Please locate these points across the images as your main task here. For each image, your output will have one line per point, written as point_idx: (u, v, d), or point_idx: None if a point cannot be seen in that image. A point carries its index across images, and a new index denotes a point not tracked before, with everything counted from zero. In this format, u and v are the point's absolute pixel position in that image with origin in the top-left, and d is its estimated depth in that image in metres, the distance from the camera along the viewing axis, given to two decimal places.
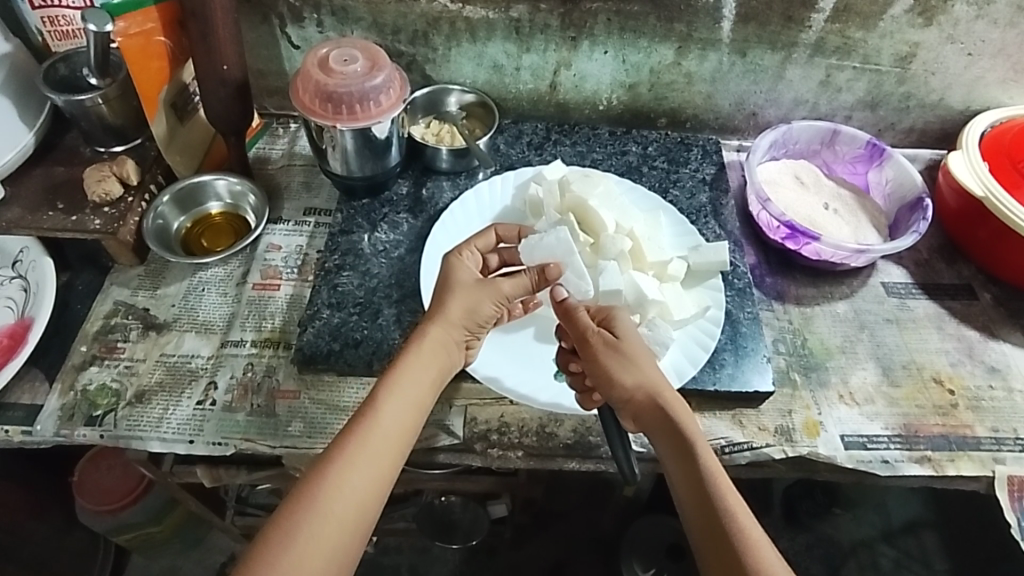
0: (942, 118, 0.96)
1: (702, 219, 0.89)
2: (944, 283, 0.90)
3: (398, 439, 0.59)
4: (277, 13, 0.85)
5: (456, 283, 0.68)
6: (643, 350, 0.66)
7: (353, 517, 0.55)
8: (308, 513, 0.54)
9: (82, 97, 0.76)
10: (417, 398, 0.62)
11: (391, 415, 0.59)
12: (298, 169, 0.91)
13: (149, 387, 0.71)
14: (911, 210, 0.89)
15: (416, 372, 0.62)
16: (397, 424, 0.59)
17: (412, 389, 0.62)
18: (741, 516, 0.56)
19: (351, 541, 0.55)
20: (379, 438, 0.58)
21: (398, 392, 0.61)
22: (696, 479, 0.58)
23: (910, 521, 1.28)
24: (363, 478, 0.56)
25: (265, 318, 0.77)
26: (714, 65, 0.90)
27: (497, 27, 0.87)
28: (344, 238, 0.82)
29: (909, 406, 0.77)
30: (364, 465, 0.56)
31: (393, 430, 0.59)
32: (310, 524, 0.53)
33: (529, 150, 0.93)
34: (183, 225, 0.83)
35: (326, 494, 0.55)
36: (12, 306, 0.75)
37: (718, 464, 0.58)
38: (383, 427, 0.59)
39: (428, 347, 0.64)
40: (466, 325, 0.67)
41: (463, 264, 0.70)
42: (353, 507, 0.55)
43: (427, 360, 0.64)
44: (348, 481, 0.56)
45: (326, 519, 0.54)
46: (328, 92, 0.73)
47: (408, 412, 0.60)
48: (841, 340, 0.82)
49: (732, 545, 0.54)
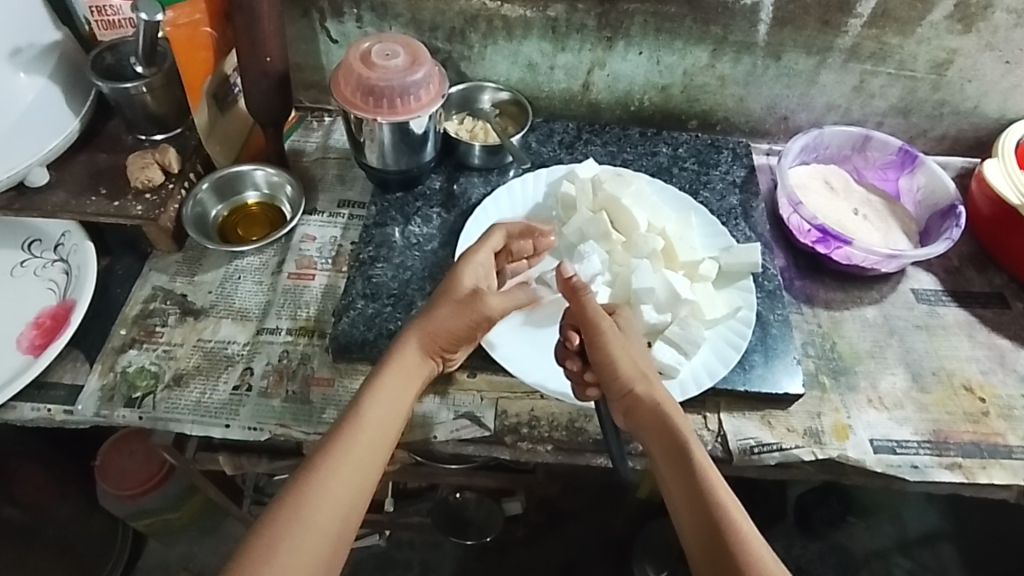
0: (976, 126, 0.96)
1: (732, 221, 0.89)
2: (975, 290, 0.89)
3: (378, 440, 0.59)
4: (318, 7, 0.87)
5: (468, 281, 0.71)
6: (632, 348, 0.68)
7: (341, 518, 0.55)
8: (298, 516, 0.53)
9: (128, 85, 0.78)
10: (400, 400, 0.62)
11: (380, 418, 0.60)
12: (333, 162, 0.93)
13: (187, 371, 0.73)
14: (943, 217, 0.89)
15: (401, 374, 0.63)
16: (376, 426, 0.60)
17: (398, 392, 0.62)
18: (731, 514, 0.56)
19: (338, 546, 0.54)
20: (364, 439, 0.58)
21: (382, 394, 0.61)
22: (682, 482, 0.58)
23: (927, 533, 1.27)
24: (350, 480, 0.56)
25: (300, 307, 0.78)
26: (748, 68, 0.90)
27: (534, 26, 0.87)
28: (378, 231, 0.83)
29: (939, 412, 0.77)
30: (352, 466, 0.57)
31: (379, 431, 0.59)
32: (299, 528, 0.53)
33: (560, 149, 0.94)
34: (221, 213, 0.84)
35: (316, 497, 0.54)
36: (53, 288, 0.77)
37: (706, 467, 0.59)
38: (371, 429, 0.59)
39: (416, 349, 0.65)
40: (469, 329, 0.68)
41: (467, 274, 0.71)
42: (341, 511, 0.55)
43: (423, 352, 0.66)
44: (335, 483, 0.56)
45: (316, 524, 0.54)
46: (370, 86, 0.75)
47: (391, 417, 0.61)
48: (870, 345, 0.82)
49: (722, 545, 0.54)
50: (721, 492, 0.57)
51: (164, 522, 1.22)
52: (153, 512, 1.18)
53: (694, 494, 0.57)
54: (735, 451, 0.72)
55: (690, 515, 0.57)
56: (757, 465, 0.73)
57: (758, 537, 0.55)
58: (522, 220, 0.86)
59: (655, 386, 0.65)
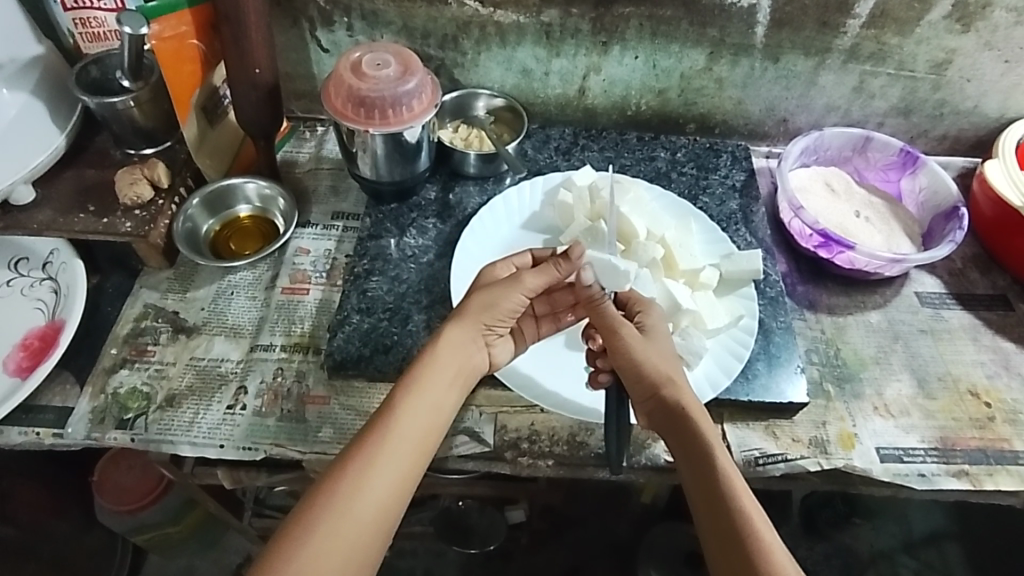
0: (977, 126, 0.94)
1: (732, 226, 0.88)
2: (979, 293, 0.88)
3: (419, 437, 0.59)
4: (308, 16, 0.85)
5: (490, 284, 0.68)
6: (665, 350, 0.66)
7: (373, 516, 0.55)
8: (326, 511, 0.54)
9: (114, 100, 0.76)
10: (437, 395, 0.61)
11: (413, 415, 0.59)
12: (326, 172, 0.91)
13: (179, 391, 0.71)
14: (946, 219, 0.88)
15: (437, 371, 0.63)
16: (416, 423, 0.59)
17: (435, 390, 0.62)
18: (753, 522, 0.54)
19: (372, 537, 0.55)
20: (399, 436, 0.58)
21: (421, 391, 0.61)
22: (702, 487, 0.57)
23: (931, 533, 1.26)
24: (383, 473, 0.56)
25: (294, 322, 0.77)
26: (746, 70, 0.89)
27: (528, 32, 0.86)
28: (373, 243, 0.82)
29: (945, 418, 0.76)
30: (384, 461, 0.57)
31: (413, 428, 0.59)
32: (328, 520, 0.53)
33: (557, 155, 0.93)
34: (213, 228, 0.82)
35: (345, 492, 0.55)
36: (42, 308, 0.75)
37: (730, 472, 0.57)
38: (402, 426, 0.58)
39: (450, 345, 0.64)
40: (487, 321, 0.67)
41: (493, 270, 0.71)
42: (372, 503, 0.55)
43: (447, 352, 0.64)
44: (366, 478, 0.56)
45: (344, 517, 0.54)
46: (360, 97, 0.73)
47: (432, 414, 0.60)
48: (875, 351, 0.81)
49: (741, 556, 0.53)
50: (744, 498, 0.55)
51: (163, 537, 1.20)
52: (153, 526, 1.17)
53: (716, 503, 0.56)
54: (739, 463, 0.71)
55: (712, 522, 0.55)
56: (762, 477, 0.72)
57: (781, 547, 0.53)
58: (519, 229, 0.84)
59: (684, 388, 0.62)
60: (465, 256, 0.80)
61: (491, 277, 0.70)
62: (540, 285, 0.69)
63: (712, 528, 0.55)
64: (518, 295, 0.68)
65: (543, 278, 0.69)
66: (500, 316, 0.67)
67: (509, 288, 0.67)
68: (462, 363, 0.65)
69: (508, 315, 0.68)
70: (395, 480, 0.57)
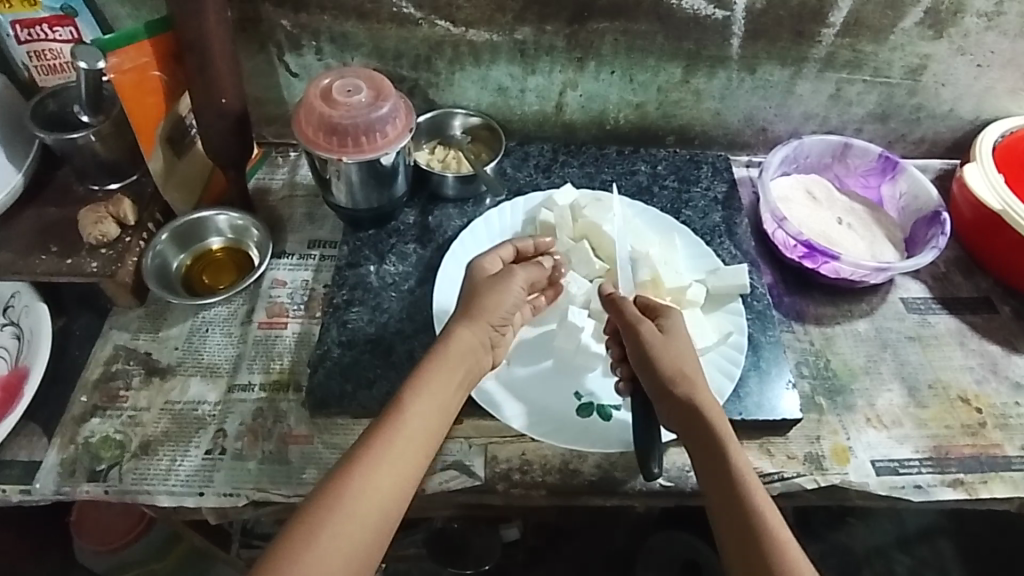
0: (953, 129, 0.94)
1: (717, 239, 0.87)
2: (963, 296, 0.88)
3: (424, 437, 0.58)
4: (275, 41, 0.83)
5: (487, 282, 0.69)
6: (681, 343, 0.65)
7: (378, 517, 0.54)
8: (335, 513, 0.53)
9: (74, 136, 0.74)
10: (444, 397, 0.61)
11: (420, 416, 0.59)
12: (301, 200, 0.89)
13: (155, 437, 0.68)
14: (928, 224, 0.88)
15: (443, 372, 0.62)
16: (421, 425, 0.59)
17: (440, 391, 0.61)
18: (765, 516, 0.54)
19: (375, 540, 0.54)
20: (407, 437, 0.57)
21: (426, 393, 0.60)
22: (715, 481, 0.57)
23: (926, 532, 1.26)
24: (390, 475, 0.56)
25: (273, 358, 0.74)
26: (723, 82, 0.88)
27: (502, 50, 0.84)
28: (351, 272, 0.80)
29: (937, 427, 0.76)
30: (391, 462, 0.56)
31: (419, 429, 0.58)
32: (335, 522, 0.53)
33: (537, 173, 0.91)
34: (183, 263, 0.79)
35: (354, 494, 0.54)
36: (4, 355, 0.72)
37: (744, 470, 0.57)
38: (409, 427, 0.58)
39: (460, 346, 0.64)
40: (494, 322, 0.67)
41: (486, 263, 0.71)
42: (378, 505, 0.54)
43: (456, 349, 0.63)
44: (373, 480, 0.55)
45: (351, 519, 0.53)
46: (333, 124, 0.71)
47: (436, 416, 0.60)
48: (864, 361, 0.81)
49: (757, 550, 0.53)
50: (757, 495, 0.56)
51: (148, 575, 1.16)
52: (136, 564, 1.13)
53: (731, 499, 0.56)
54: None
55: (721, 517, 0.56)
56: None
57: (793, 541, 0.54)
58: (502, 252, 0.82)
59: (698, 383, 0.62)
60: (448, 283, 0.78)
61: (483, 272, 0.71)
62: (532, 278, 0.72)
63: (721, 518, 0.56)
64: (516, 288, 0.69)
65: (534, 272, 0.72)
66: (508, 312, 0.68)
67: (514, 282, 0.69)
68: (471, 357, 0.64)
69: (509, 312, 0.69)
70: (400, 482, 0.56)
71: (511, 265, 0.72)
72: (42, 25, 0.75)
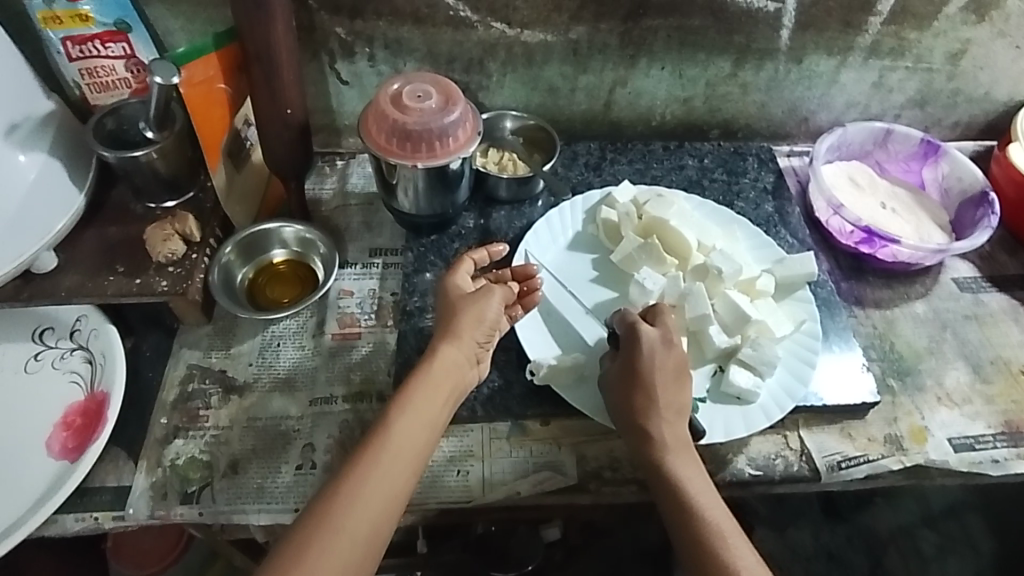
0: (988, 111, 0.97)
1: (773, 230, 0.88)
2: (1010, 274, 0.90)
3: (412, 453, 0.58)
4: (328, 49, 0.82)
5: (466, 300, 0.67)
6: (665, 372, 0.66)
7: (367, 534, 0.53)
8: (323, 533, 0.52)
9: (138, 153, 0.72)
10: (431, 414, 0.61)
11: (408, 434, 0.58)
12: (355, 208, 0.88)
13: (242, 455, 0.67)
14: (976, 205, 0.90)
15: (430, 391, 0.61)
16: (407, 442, 0.58)
17: (428, 409, 0.61)
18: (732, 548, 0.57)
19: (365, 561, 0.53)
20: (397, 456, 0.57)
21: (411, 412, 0.60)
22: (685, 512, 0.59)
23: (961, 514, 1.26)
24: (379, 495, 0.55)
25: (351, 369, 0.74)
26: (770, 73, 0.89)
27: (555, 50, 0.85)
28: (419, 279, 0.79)
29: (1005, 402, 0.78)
30: (379, 483, 0.55)
31: (407, 447, 0.58)
32: (325, 545, 0.52)
33: (588, 171, 0.92)
34: (247, 276, 0.78)
35: (342, 512, 0.53)
36: (78, 380, 0.70)
37: (710, 504, 0.60)
38: (398, 445, 0.57)
39: (443, 366, 0.63)
40: (478, 337, 0.66)
41: (457, 282, 0.69)
42: (368, 526, 0.54)
43: (438, 369, 0.63)
44: (359, 501, 0.54)
45: (340, 537, 0.52)
46: (405, 131, 0.71)
47: (423, 434, 0.59)
48: (927, 342, 0.82)
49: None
50: (724, 527, 0.58)
51: None
52: None
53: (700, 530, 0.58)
54: (823, 469, 0.70)
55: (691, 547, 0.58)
56: (845, 480, 0.72)
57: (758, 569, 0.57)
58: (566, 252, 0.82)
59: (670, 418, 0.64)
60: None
61: (459, 291, 0.69)
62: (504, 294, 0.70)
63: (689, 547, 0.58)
64: (496, 305, 0.68)
65: (507, 289, 0.70)
66: (490, 329, 0.67)
67: (493, 297, 0.68)
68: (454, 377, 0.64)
69: (492, 328, 0.68)
70: (389, 502, 0.55)
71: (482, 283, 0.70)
72: (94, 41, 0.72)
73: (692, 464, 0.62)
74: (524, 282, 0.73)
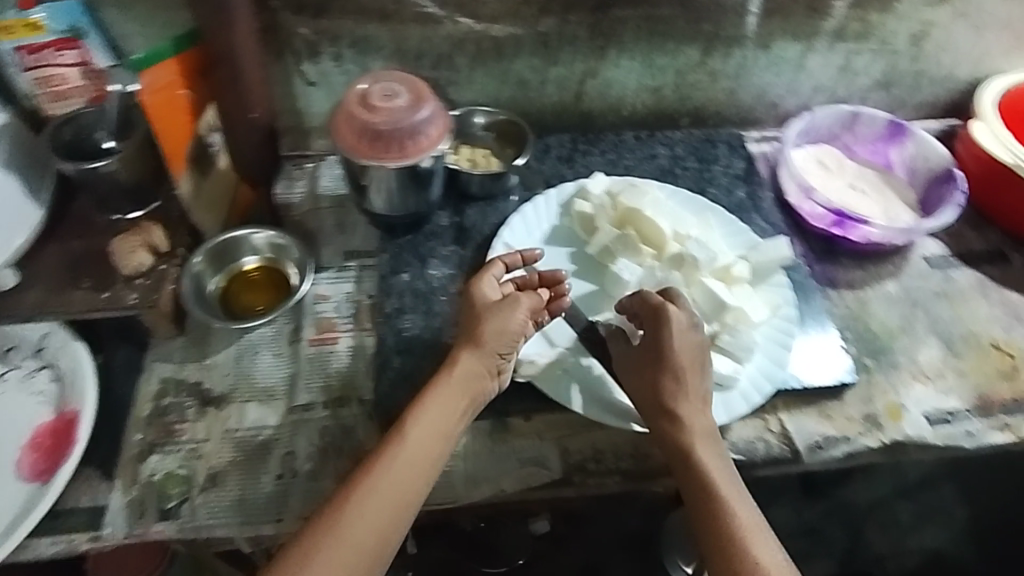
0: (951, 91, 0.98)
1: (746, 215, 0.89)
2: (977, 250, 0.92)
3: (425, 458, 0.58)
4: (293, 49, 0.80)
5: (492, 309, 0.66)
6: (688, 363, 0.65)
7: (374, 539, 0.54)
8: (329, 536, 0.53)
9: (96, 163, 0.71)
10: (445, 421, 0.61)
11: (421, 439, 0.59)
12: (327, 211, 0.86)
13: (221, 468, 0.66)
14: (943, 184, 0.91)
15: (447, 397, 0.61)
16: (420, 447, 0.58)
17: (443, 415, 0.61)
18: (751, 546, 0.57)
19: (375, 562, 0.54)
20: (407, 461, 0.58)
21: (427, 417, 0.60)
22: (705, 507, 0.59)
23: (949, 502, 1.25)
24: (387, 502, 0.56)
25: (330, 374, 0.73)
26: (739, 60, 0.90)
27: (524, 43, 0.84)
28: (395, 279, 0.78)
29: (977, 376, 0.79)
30: (388, 488, 0.56)
31: (422, 452, 0.58)
32: (337, 544, 0.53)
33: (561, 164, 0.91)
34: (220, 284, 0.77)
35: (348, 518, 0.54)
36: (46, 400, 0.68)
37: (731, 500, 0.59)
38: (413, 449, 0.58)
39: (462, 372, 0.63)
40: (500, 348, 0.65)
41: (482, 289, 0.68)
42: (376, 530, 0.54)
43: (457, 376, 0.63)
44: (367, 505, 0.55)
45: (344, 544, 0.53)
46: (375, 130, 0.70)
47: (437, 440, 0.60)
48: (900, 321, 0.84)
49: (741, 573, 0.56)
50: (744, 523, 0.58)
51: None
52: None
53: (718, 525, 0.58)
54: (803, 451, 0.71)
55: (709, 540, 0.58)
56: (825, 461, 0.73)
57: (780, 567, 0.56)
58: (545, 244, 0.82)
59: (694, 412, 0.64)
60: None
61: (482, 298, 0.67)
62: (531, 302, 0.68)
63: (709, 540, 0.58)
64: (522, 314, 0.66)
65: (535, 298, 0.68)
66: (514, 340, 0.65)
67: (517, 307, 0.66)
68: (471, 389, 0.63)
69: (519, 338, 0.66)
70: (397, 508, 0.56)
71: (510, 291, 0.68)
72: (47, 49, 0.70)
73: (716, 460, 0.62)
74: (551, 288, 0.71)
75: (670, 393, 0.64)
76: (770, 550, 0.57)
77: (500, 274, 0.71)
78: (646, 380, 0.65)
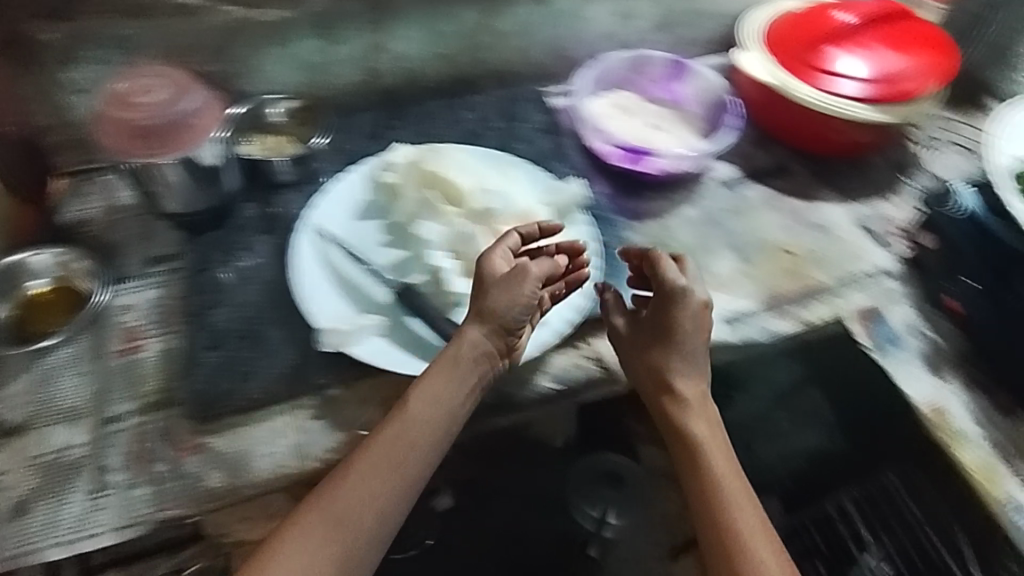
0: (724, 26, 1.07)
1: (549, 164, 0.94)
2: (765, 166, 1.01)
3: (408, 443, 0.63)
4: (53, 58, 0.77)
5: (496, 283, 0.70)
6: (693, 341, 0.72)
7: (371, 518, 0.60)
8: (322, 521, 0.59)
9: None
10: (453, 402, 0.66)
11: (425, 415, 0.65)
12: (125, 222, 0.81)
13: (26, 495, 0.63)
14: (721, 111, 0.99)
15: (456, 370, 0.67)
16: (424, 418, 0.65)
17: (450, 396, 0.66)
18: (736, 526, 0.63)
19: (353, 559, 0.59)
20: (405, 440, 0.63)
21: (427, 394, 0.66)
22: (699, 486, 0.66)
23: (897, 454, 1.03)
24: (366, 514, 0.60)
25: (140, 382, 0.71)
26: (516, 20, 0.96)
27: (300, 25, 0.85)
28: (200, 277, 0.77)
29: (765, 277, 0.88)
30: (348, 502, 0.60)
31: (410, 436, 0.64)
32: (307, 531, 0.59)
33: (368, 139, 0.91)
34: (8, 313, 0.74)
35: (345, 498, 0.60)
36: None
37: (722, 476, 0.66)
38: (394, 436, 0.64)
39: (466, 345, 0.68)
40: (501, 322, 0.68)
41: (493, 260, 0.71)
42: (371, 514, 0.60)
43: (449, 387, 0.66)
44: (323, 517, 0.59)
45: (329, 522, 0.59)
46: (138, 126, 0.77)
47: (430, 423, 0.65)
48: (697, 239, 0.91)
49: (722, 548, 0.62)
50: (733, 500, 0.64)
51: None
52: None
53: (713, 492, 0.65)
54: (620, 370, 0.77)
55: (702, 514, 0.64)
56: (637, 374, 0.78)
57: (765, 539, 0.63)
58: (354, 219, 0.81)
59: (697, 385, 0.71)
60: (335, 272, 0.76)
61: (491, 269, 0.71)
62: (543, 270, 0.72)
63: (704, 515, 0.65)
64: (532, 285, 0.70)
65: (546, 264, 0.72)
66: (521, 313, 0.69)
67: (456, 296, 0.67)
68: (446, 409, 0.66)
69: (525, 309, 0.69)
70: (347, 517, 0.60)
71: (521, 261, 0.72)
72: None
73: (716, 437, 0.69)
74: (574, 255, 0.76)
75: (672, 368, 0.71)
76: (756, 529, 0.63)
77: (515, 245, 0.74)
78: (660, 333, 0.72)
